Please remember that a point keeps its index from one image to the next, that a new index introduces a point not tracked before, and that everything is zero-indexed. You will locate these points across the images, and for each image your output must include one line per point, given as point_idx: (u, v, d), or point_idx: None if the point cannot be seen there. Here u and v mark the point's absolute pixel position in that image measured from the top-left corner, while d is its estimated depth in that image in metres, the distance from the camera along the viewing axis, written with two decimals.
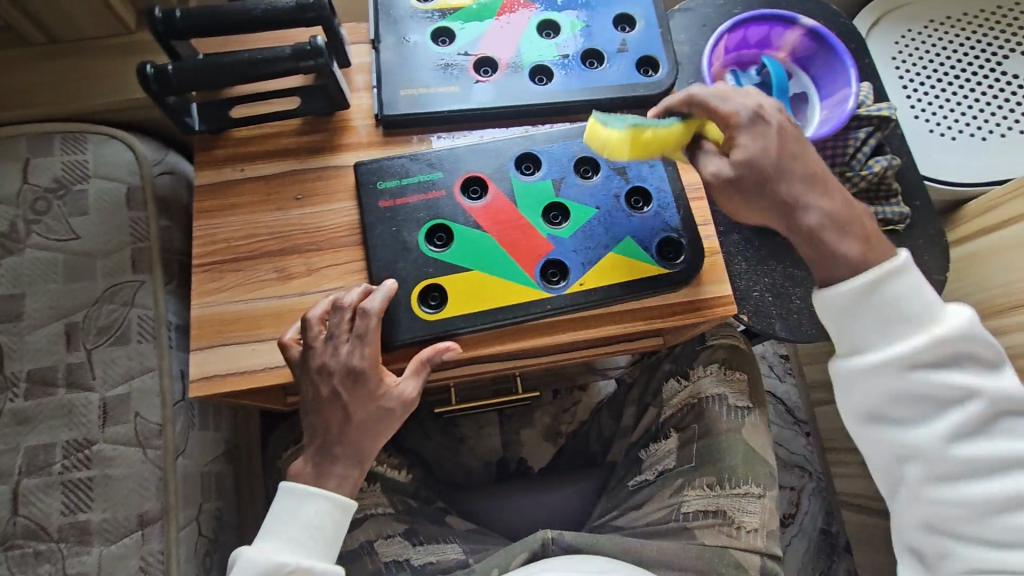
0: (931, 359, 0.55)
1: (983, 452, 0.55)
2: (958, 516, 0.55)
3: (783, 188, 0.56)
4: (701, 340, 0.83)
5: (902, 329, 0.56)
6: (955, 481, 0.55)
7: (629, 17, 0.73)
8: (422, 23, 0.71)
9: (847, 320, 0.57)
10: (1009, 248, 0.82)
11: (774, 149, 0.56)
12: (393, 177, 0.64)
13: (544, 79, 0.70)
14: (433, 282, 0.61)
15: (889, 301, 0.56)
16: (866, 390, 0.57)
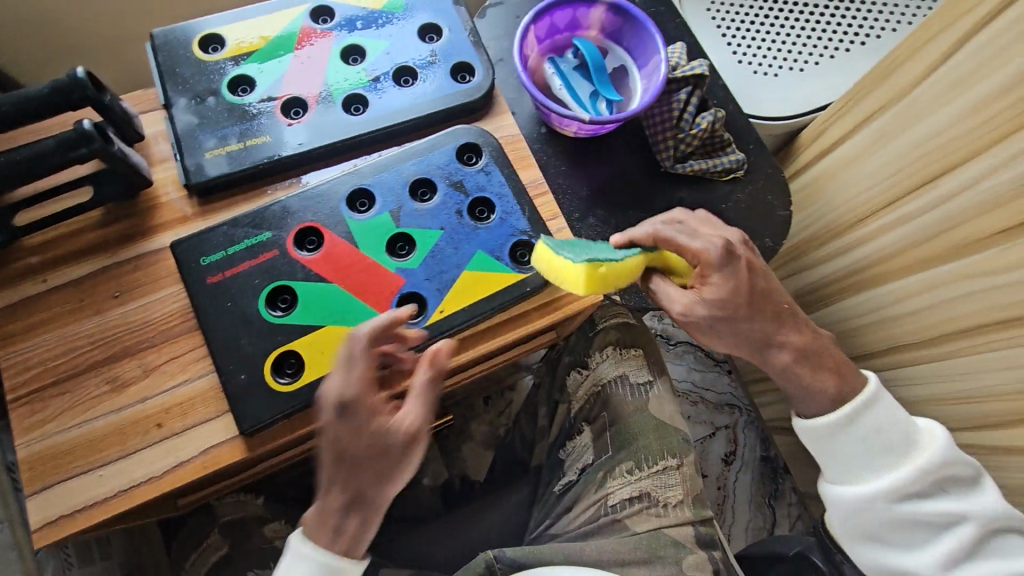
0: (920, 485, 0.61)
1: (923, 495, 0.61)
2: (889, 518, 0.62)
3: (761, 324, 0.63)
4: (593, 326, 0.86)
5: (882, 447, 0.62)
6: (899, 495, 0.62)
7: (434, 26, 0.71)
8: (215, 75, 0.66)
9: (828, 443, 0.64)
10: (844, 167, 0.88)
11: (742, 288, 0.61)
12: (217, 249, 0.59)
13: (360, 108, 0.67)
14: (287, 349, 0.56)
15: (865, 431, 0.63)
16: (861, 525, 0.64)
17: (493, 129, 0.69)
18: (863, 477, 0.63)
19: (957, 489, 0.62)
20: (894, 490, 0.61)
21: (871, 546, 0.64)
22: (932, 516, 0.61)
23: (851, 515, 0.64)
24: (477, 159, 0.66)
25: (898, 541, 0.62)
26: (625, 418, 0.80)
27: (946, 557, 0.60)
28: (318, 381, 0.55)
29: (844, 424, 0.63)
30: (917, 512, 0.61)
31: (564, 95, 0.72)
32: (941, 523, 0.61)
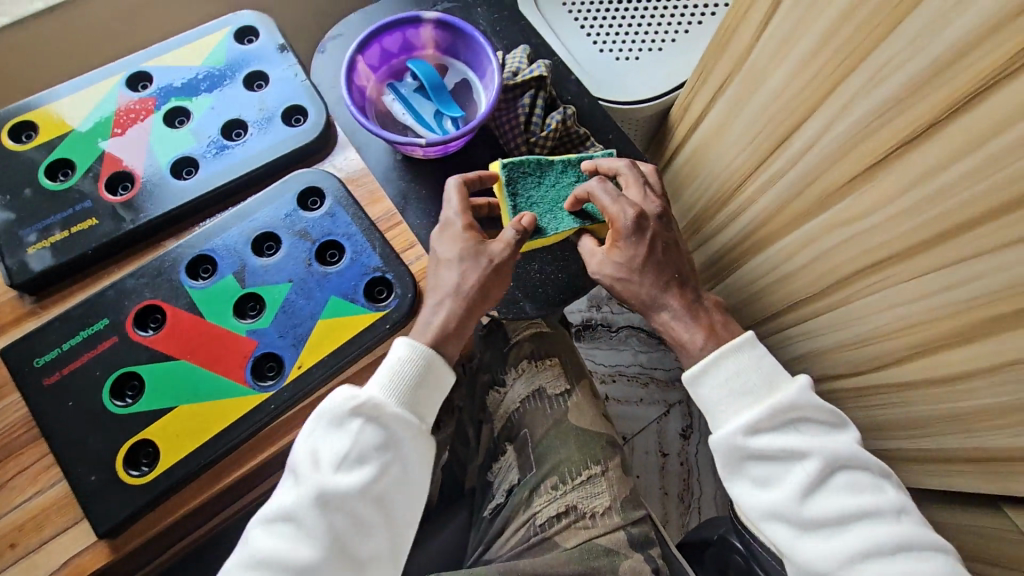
0: (773, 422, 0.58)
1: (786, 435, 0.57)
2: (758, 461, 0.58)
3: (648, 293, 0.65)
4: (507, 341, 0.85)
5: (751, 392, 0.60)
6: (763, 434, 0.58)
7: (261, 75, 0.70)
8: (31, 164, 0.63)
9: (701, 389, 0.62)
10: (713, 138, 0.88)
11: (636, 260, 0.64)
12: (51, 347, 0.57)
13: (192, 171, 0.65)
14: (141, 438, 0.54)
15: (732, 370, 0.60)
16: (725, 465, 0.59)
17: (337, 169, 0.67)
18: (728, 417, 0.60)
19: (808, 423, 0.58)
20: (756, 425, 0.58)
21: (736, 488, 0.59)
22: (782, 450, 0.57)
23: (721, 457, 0.59)
24: (321, 202, 0.64)
25: (756, 479, 0.58)
26: (544, 434, 0.79)
27: (799, 492, 0.55)
28: (176, 467, 0.53)
29: (708, 366, 0.61)
30: (769, 447, 0.57)
31: (407, 120, 0.71)
32: (791, 457, 0.57)
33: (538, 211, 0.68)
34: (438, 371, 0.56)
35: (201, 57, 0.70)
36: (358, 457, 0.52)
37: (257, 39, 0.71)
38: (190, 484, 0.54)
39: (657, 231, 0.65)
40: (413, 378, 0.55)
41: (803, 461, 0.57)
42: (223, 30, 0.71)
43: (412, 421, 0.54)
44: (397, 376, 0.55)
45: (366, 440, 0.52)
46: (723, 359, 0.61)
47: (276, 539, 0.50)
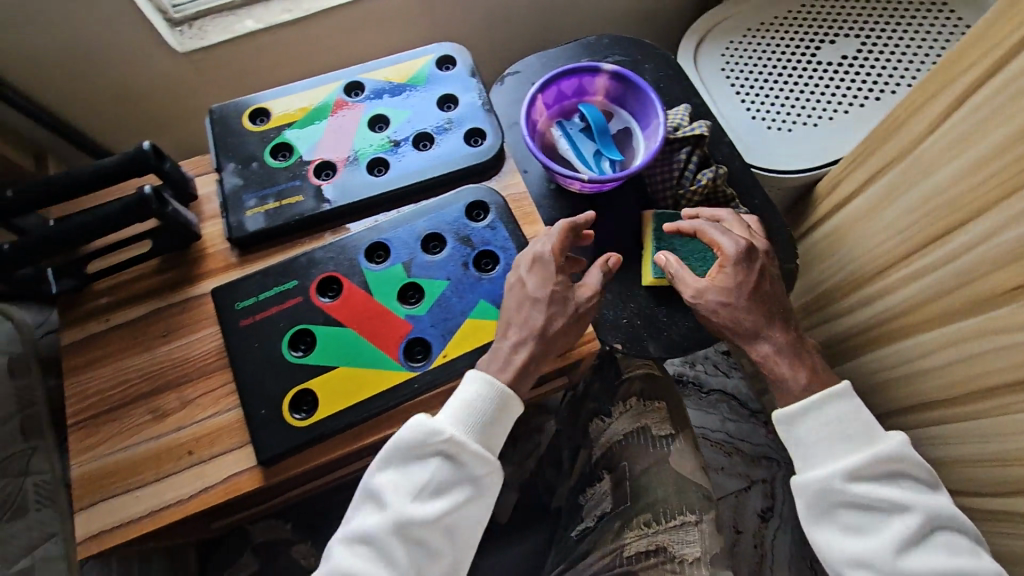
0: (874, 471, 0.63)
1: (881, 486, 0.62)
2: (851, 509, 0.63)
3: (753, 322, 0.69)
4: (619, 376, 0.90)
5: (849, 442, 0.65)
6: (858, 483, 0.63)
7: (451, 96, 0.79)
8: (261, 143, 0.76)
9: (800, 433, 0.67)
10: (860, 220, 0.88)
11: (742, 286, 0.68)
12: (250, 295, 0.67)
13: (382, 170, 0.75)
14: (304, 388, 0.63)
15: (832, 415, 0.66)
16: (815, 508, 0.65)
17: (501, 188, 0.74)
18: (826, 460, 0.65)
19: (906, 480, 0.64)
20: (852, 472, 0.63)
21: (826, 532, 0.64)
22: (875, 499, 0.62)
23: (815, 499, 0.65)
24: (485, 216, 0.72)
25: (848, 524, 0.63)
26: (643, 471, 0.80)
27: (895, 542, 0.60)
28: (329, 418, 0.61)
29: (807, 411, 0.67)
30: (868, 494, 0.62)
31: (569, 155, 0.77)
32: (889, 508, 0.62)
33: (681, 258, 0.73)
34: (511, 405, 0.61)
35: (405, 75, 0.81)
36: (438, 486, 0.59)
37: (453, 67, 0.81)
38: (335, 435, 0.62)
39: (762, 265, 0.69)
40: (488, 414, 0.60)
41: (901, 514, 0.62)
42: (427, 56, 0.82)
43: (486, 455, 0.60)
44: (471, 410, 0.60)
45: (445, 471, 0.59)
46: (824, 403, 0.66)
47: (360, 558, 0.57)
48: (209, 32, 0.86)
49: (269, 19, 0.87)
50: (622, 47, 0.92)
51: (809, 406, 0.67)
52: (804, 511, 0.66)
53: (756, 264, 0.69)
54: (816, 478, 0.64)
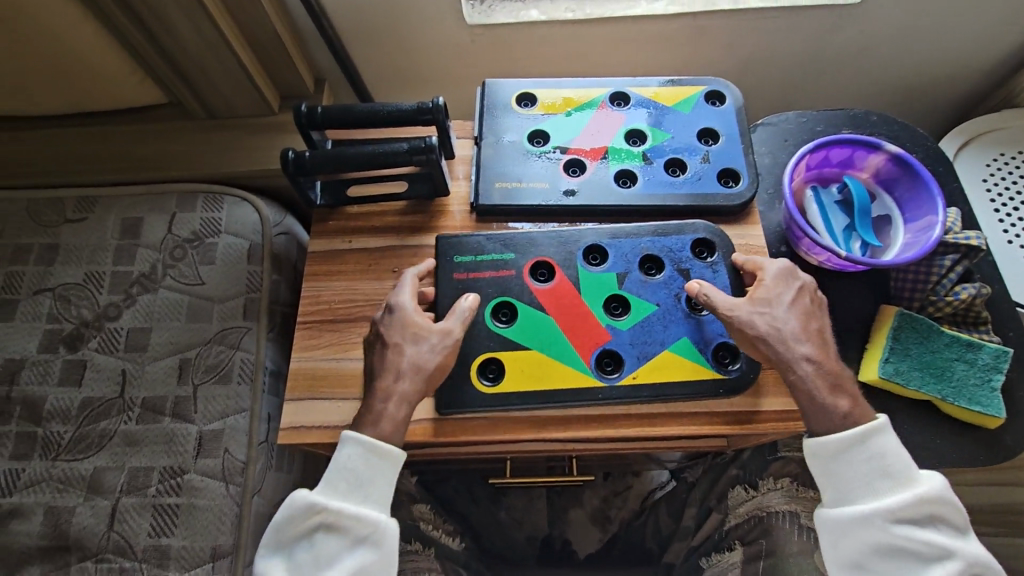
0: (919, 513, 0.56)
1: (922, 536, 0.55)
2: (884, 556, 0.56)
3: (787, 342, 0.60)
4: (773, 450, 0.81)
5: (890, 482, 0.57)
6: (898, 531, 0.56)
7: (712, 131, 0.79)
8: (522, 125, 0.80)
9: (837, 466, 0.58)
10: None
11: (785, 299, 0.63)
12: (469, 252, 0.71)
13: (627, 182, 0.76)
14: (493, 356, 0.66)
15: (872, 452, 0.58)
16: (844, 548, 0.57)
17: (741, 236, 0.73)
18: (865, 497, 0.57)
19: (947, 524, 0.57)
20: (890, 512, 0.56)
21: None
22: (914, 547, 0.55)
23: (844, 541, 0.57)
24: (708, 254, 0.71)
25: (881, 569, 0.56)
26: (785, 556, 0.72)
27: None
28: (512, 393, 0.64)
29: (848, 442, 0.58)
30: (910, 538, 0.55)
31: (818, 223, 0.73)
32: (929, 554, 0.55)
33: (913, 365, 0.68)
34: (384, 461, 0.58)
35: (673, 99, 0.81)
36: (344, 548, 0.57)
37: (721, 104, 0.81)
38: (513, 412, 0.64)
39: (806, 286, 0.64)
40: (359, 475, 0.58)
41: (940, 559, 0.55)
42: (697, 87, 0.82)
43: (372, 516, 0.58)
44: (338, 474, 0.58)
45: (344, 535, 0.57)
46: (871, 435, 0.58)
47: None
48: (496, 11, 0.92)
49: (553, 14, 0.91)
50: (890, 128, 0.86)
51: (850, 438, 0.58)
52: (828, 549, 0.59)
53: (799, 281, 0.64)
54: (855, 517, 0.57)
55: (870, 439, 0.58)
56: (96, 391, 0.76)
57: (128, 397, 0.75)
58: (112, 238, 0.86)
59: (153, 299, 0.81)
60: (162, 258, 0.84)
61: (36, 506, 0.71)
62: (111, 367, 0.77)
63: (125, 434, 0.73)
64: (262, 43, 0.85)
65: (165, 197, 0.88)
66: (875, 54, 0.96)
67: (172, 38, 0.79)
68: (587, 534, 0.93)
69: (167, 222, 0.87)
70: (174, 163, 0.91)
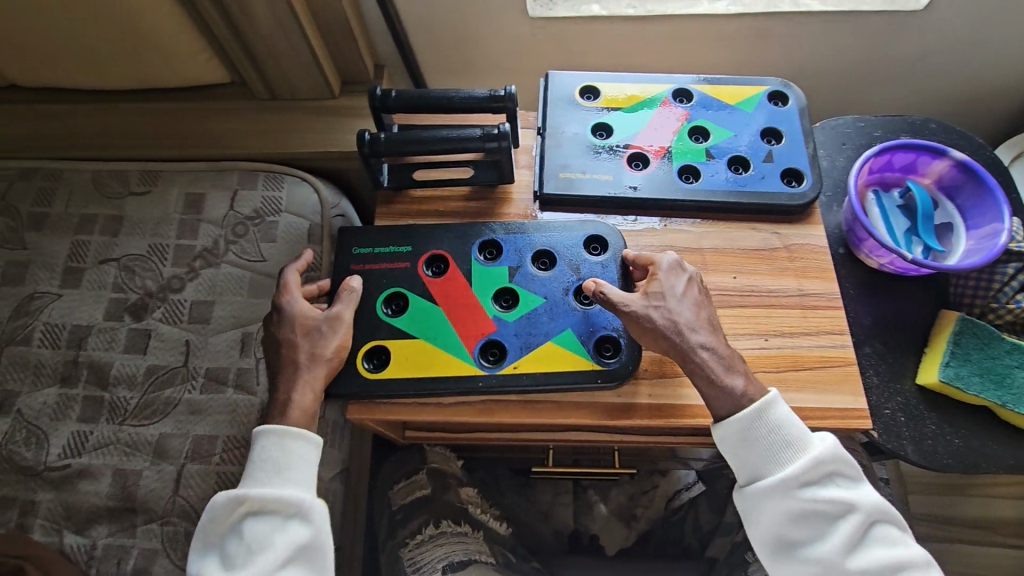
0: (817, 473, 0.57)
1: (825, 495, 0.57)
2: (800, 523, 0.57)
3: (674, 339, 0.61)
4: None
5: (788, 452, 0.58)
6: (806, 497, 0.57)
7: (775, 131, 0.80)
8: (585, 118, 0.81)
9: (742, 449, 0.59)
10: None
11: (666, 292, 0.63)
12: (368, 244, 0.72)
13: (691, 178, 0.77)
14: (381, 344, 0.67)
15: (765, 427, 0.59)
16: (760, 522, 0.58)
17: (804, 236, 0.74)
18: (770, 474, 0.58)
19: (846, 477, 0.58)
20: (792, 480, 0.57)
21: (775, 550, 0.58)
22: (820, 508, 0.57)
23: (762, 518, 0.58)
24: (601, 251, 0.72)
25: (798, 534, 0.57)
26: None
27: (841, 545, 0.56)
28: (395, 378, 0.65)
29: (746, 423, 0.59)
30: (814, 500, 0.57)
31: (881, 225, 0.74)
32: (834, 512, 0.57)
33: (972, 371, 0.68)
34: (297, 443, 0.58)
35: (736, 97, 0.82)
36: (276, 530, 0.56)
37: (784, 105, 0.81)
38: (576, 395, 0.65)
39: (693, 277, 0.65)
40: (276, 460, 0.58)
41: (844, 514, 0.57)
42: (759, 86, 0.83)
43: (297, 496, 0.57)
44: (258, 465, 0.58)
45: (274, 518, 0.56)
46: (767, 409, 0.59)
47: None
48: (558, 5, 0.93)
49: (615, 9, 0.92)
50: (949, 136, 0.86)
51: (747, 419, 0.59)
52: (749, 525, 0.59)
53: (687, 273, 0.65)
54: (764, 489, 0.58)
55: (764, 416, 0.59)
56: (161, 359, 0.78)
57: (192, 367, 0.77)
58: (175, 212, 0.87)
59: (216, 273, 0.83)
60: (225, 233, 0.86)
61: (104, 468, 0.72)
62: (175, 337, 0.79)
63: (190, 403, 0.75)
64: (330, 28, 0.87)
65: (227, 173, 0.90)
66: (931, 64, 0.97)
67: (248, 20, 0.81)
68: (613, 533, 0.93)
69: (229, 199, 0.88)
70: (236, 142, 0.93)
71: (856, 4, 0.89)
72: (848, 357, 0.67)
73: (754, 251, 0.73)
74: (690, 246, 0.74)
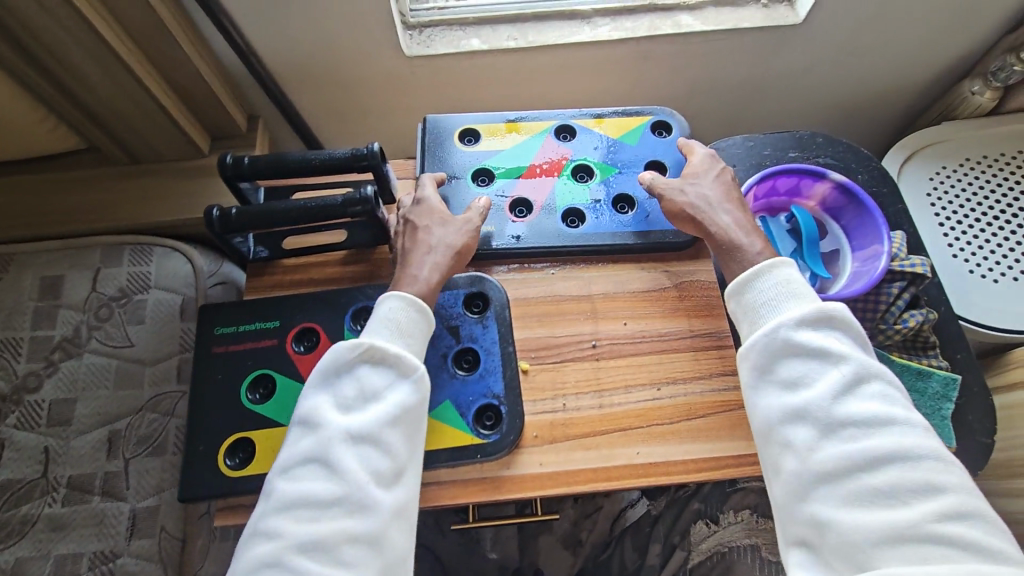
0: (815, 318, 0.55)
1: (812, 341, 0.54)
2: (786, 371, 0.54)
3: (703, 207, 0.66)
4: (732, 483, 0.82)
5: (792, 298, 0.57)
6: (794, 343, 0.54)
7: (661, 163, 0.77)
8: (465, 165, 0.77)
9: (748, 302, 0.59)
10: None
11: (718, 171, 0.69)
12: (232, 322, 0.67)
13: (575, 222, 0.74)
14: (245, 436, 0.62)
15: (775, 277, 0.59)
16: (755, 367, 0.56)
17: (694, 272, 0.72)
18: (772, 318, 0.57)
19: (845, 335, 0.55)
20: (789, 319, 0.55)
21: (763, 398, 0.55)
22: (810, 350, 0.54)
23: (757, 367, 0.56)
24: (481, 309, 0.69)
25: (788, 377, 0.54)
26: None
27: (828, 386, 0.52)
28: (257, 475, 0.60)
29: (752, 278, 0.59)
30: (806, 341, 0.54)
31: None
32: (824, 355, 0.53)
33: None
34: (422, 318, 0.59)
35: (620, 130, 0.79)
36: (387, 386, 0.56)
37: (668, 135, 0.79)
38: (459, 473, 0.62)
39: (728, 168, 0.70)
40: (401, 326, 0.58)
41: (835, 361, 0.53)
42: (643, 117, 0.81)
43: (414, 361, 0.57)
44: (385, 325, 0.58)
45: (388, 373, 0.56)
46: (776, 265, 0.59)
47: (306, 489, 0.51)
48: (435, 41, 0.88)
49: (494, 42, 0.88)
50: (836, 150, 0.84)
51: (753, 273, 0.60)
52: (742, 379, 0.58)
53: (721, 163, 0.70)
54: (758, 333, 0.56)
55: (767, 269, 0.59)
56: (15, 473, 0.70)
57: (52, 477, 0.70)
58: (29, 299, 0.79)
59: (78, 365, 0.76)
60: (86, 319, 0.78)
61: None
62: (31, 445, 0.71)
63: (49, 518, 0.68)
64: (185, 85, 0.80)
65: (86, 251, 0.82)
66: (820, 72, 0.96)
67: (82, 85, 0.73)
68: (557, 559, 0.84)
69: (90, 279, 0.80)
70: (96, 215, 0.85)
71: (737, 21, 0.88)
72: (738, 399, 0.65)
73: (641, 294, 0.71)
74: (574, 292, 0.70)
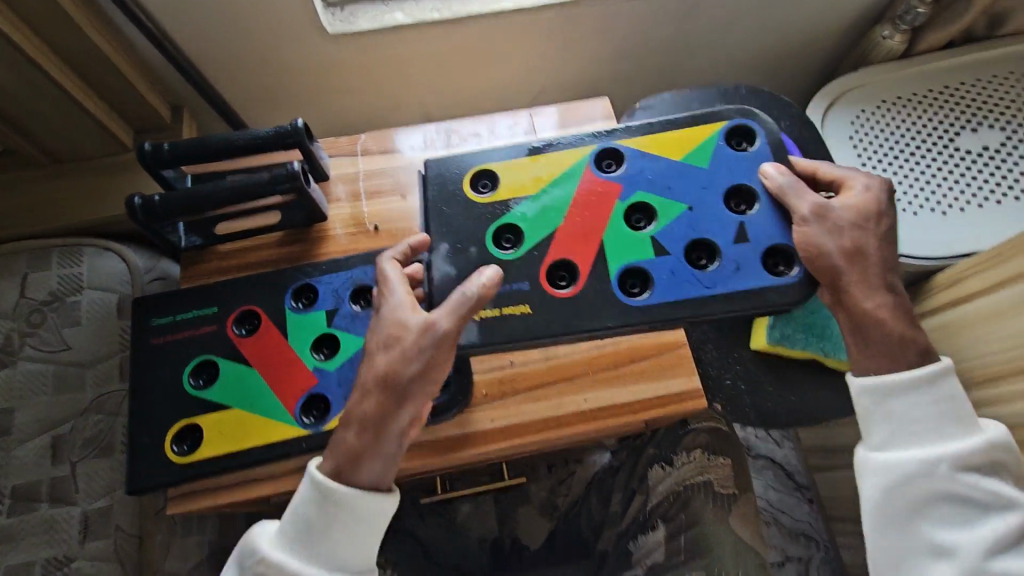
0: (981, 459, 0.52)
1: (979, 488, 0.51)
2: (941, 510, 0.51)
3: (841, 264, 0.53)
4: (683, 425, 0.83)
5: (949, 428, 0.52)
6: (961, 482, 0.51)
7: (749, 193, 0.59)
8: (480, 224, 0.59)
9: (891, 413, 0.53)
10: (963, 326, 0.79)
11: (868, 221, 0.54)
12: (168, 312, 0.66)
13: (636, 287, 0.57)
14: (191, 423, 0.62)
15: (935, 395, 0.52)
16: (898, 495, 0.52)
17: None
18: (923, 443, 0.52)
19: (1006, 479, 0.53)
20: (947, 456, 0.51)
21: (900, 536, 0.52)
22: (972, 494, 0.51)
23: (899, 488, 0.52)
24: None
25: (940, 518, 0.51)
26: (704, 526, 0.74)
27: (984, 540, 0.50)
28: (205, 457, 0.60)
29: (901, 387, 0.52)
30: (973, 486, 0.51)
31: None
32: (990, 504, 0.51)
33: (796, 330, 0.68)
34: (339, 513, 0.50)
35: (688, 148, 0.61)
36: None
37: (748, 146, 0.61)
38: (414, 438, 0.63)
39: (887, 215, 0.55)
40: (313, 528, 0.50)
41: (999, 511, 0.51)
42: (715, 124, 0.62)
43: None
44: (293, 521, 0.51)
45: None
46: (941, 379, 0.53)
47: None
48: (359, 18, 0.87)
49: (419, 15, 0.87)
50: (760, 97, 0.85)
51: (906, 382, 0.53)
52: (864, 498, 0.54)
53: (877, 216, 0.54)
54: (900, 459, 0.52)
55: (930, 387, 0.52)
56: None
57: None
58: None
59: (12, 373, 0.73)
60: (18, 325, 0.75)
61: None
62: None
63: None
64: (95, 80, 0.77)
65: (13, 257, 0.79)
66: (742, 27, 0.99)
67: None
68: (536, 526, 0.87)
69: (19, 286, 0.77)
70: (20, 219, 0.82)
71: None
72: (679, 338, 0.67)
73: None
74: None
